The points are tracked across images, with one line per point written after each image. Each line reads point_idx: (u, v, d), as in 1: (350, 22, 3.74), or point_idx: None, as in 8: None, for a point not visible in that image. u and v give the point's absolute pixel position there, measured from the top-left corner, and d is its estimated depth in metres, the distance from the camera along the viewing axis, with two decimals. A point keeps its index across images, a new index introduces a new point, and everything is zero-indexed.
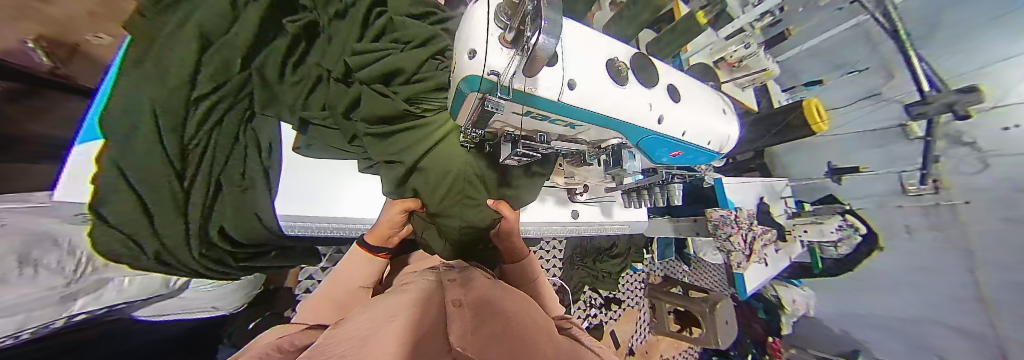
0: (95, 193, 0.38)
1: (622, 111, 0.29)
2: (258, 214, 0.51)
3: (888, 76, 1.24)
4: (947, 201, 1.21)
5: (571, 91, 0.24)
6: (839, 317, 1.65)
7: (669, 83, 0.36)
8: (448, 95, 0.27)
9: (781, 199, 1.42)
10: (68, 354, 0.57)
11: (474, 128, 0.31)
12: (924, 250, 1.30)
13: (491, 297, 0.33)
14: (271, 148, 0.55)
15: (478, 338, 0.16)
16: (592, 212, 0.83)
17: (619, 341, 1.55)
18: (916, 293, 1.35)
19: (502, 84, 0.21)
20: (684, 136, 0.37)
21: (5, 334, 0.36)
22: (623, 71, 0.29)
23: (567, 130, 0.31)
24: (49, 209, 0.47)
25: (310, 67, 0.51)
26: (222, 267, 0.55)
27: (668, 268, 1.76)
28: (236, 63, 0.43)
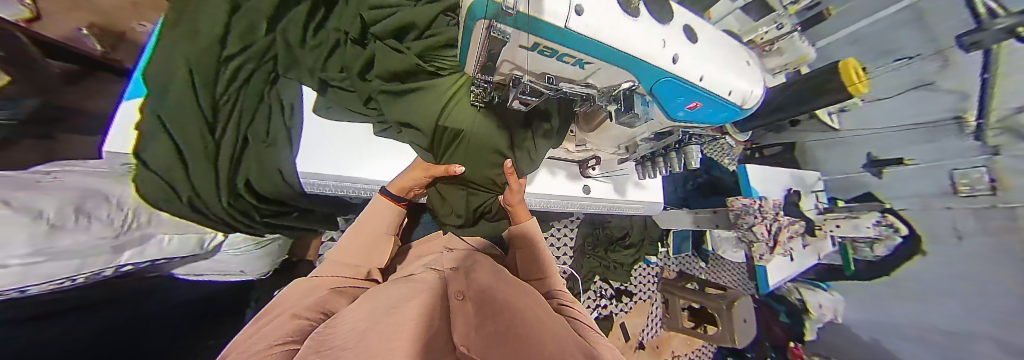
0: (141, 138, 0.44)
1: (635, 47, 0.26)
2: (281, 171, 0.53)
3: (944, 63, 1.06)
4: (1005, 203, 1.05)
5: (580, 18, 0.22)
6: (866, 325, 1.49)
7: (684, 24, 0.34)
8: (459, 25, 0.27)
9: (812, 192, 1.32)
10: (126, 301, 0.64)
11: (483, 73, 0.32)
12: (973, 256, 1.17)
13: (492, 286, 0.34)
14: (293, 107, 0.57)
15: (482, 338, 0.18)
16: (605, 188, 0.81)
17: (629, 334, 1.52)
18: (963, 303, 1.19)
19: (503, 5, 0.20)
20: (703, 82, 0.34)
21: (65, 276, 0.38)
22: (632, 2, 0.26)
23: (577, 71, 0.30)
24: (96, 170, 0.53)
25: (330, 31, 0.54)
26: (247, 220, 0.58)
27: (684, 264, 1.70)
28: (262, 25, 0.49)
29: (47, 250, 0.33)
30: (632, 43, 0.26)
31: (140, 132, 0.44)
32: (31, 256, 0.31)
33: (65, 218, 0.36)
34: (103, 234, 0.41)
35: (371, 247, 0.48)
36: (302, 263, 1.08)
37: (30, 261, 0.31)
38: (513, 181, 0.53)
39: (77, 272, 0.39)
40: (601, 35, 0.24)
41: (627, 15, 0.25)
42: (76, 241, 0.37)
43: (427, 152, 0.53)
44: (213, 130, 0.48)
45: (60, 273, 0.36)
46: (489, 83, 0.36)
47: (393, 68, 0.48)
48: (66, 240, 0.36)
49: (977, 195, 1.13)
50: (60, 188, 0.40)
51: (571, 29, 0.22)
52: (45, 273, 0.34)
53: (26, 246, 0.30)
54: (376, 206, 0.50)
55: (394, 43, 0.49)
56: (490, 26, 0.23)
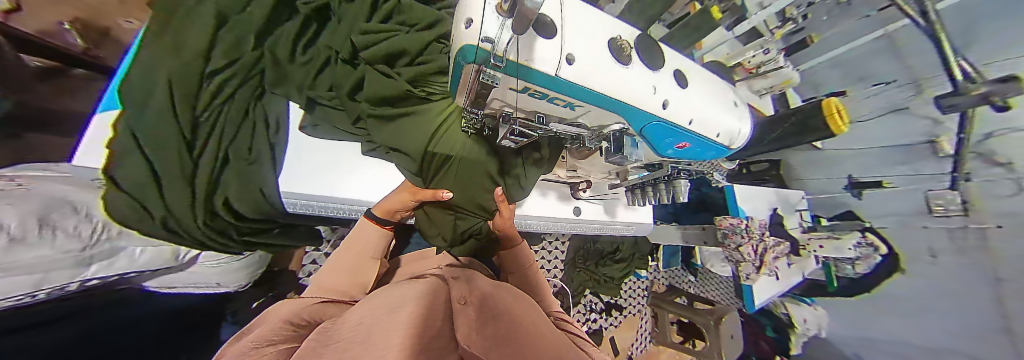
0: (112, 155, 0.43)
1: (625, 92, 0.27)
2: (263, 190, 0.52)
3: (916, 92, 1.08)
4: (977, 224, 1.03)
5: (570, 66, 0.23)
6: (853, 341, 1.45)
7: (675, 68, 0.35)
8: (448, 71, 0.26)
9: (796, 211, 1.36)
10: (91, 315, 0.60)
11: (473, 106, 0.30)
12: (947, 274, 1.13)
13: (491, 296, 0.36)
14: (279, 125, 0.56)
15: (483, 339, 0.19)
16: (595, 210, 0.82)
17: (619, 349, 1.50)
18: (939, 319, 1.17)
19: (496, 53, 0.20)
20: (691, 125, 0.35)
21: (22, 292, 0.35)
22: (626, 49, 0.28)
23: (568, 111, 0.31)
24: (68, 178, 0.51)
25: (320, 48, 0.53)
26: (225, 239, 0.56)
27: (673, 278, 1.74)
28: (248, 41, 0.49)
29: (0, 266, 0.30)
30: (619, 90, 0.26)
31: (110, 150, 0.42)
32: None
33: (27, 230, 0.33)
34: (68, 246, 0.39)
35: (358, 271, 0.47)
36: (284, 273, 1.04)
37: None
38: (506, 207, 0.52)
39: (36, 288, 0.36)
40: (591, 81, 0.24)
41: (616, 62, 0.26)
42: (39, 254, 0.34)
43: (416, 177, 0.52)
44: (192, 147, 0.47)
45: (14, 289, 0.34)
46: (479, 115, 0.35)
47: (382, 93, 0.47)
48: (25, 255, 0.33)
49: (950, 216, 1.10)
50: (27, 196, 0.38)
51: (561, 76, 0.22)
52: None
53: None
54: (362, 229, 0.50)
55: (385, 67, 0.48)
56: (479, 70, 0.22)
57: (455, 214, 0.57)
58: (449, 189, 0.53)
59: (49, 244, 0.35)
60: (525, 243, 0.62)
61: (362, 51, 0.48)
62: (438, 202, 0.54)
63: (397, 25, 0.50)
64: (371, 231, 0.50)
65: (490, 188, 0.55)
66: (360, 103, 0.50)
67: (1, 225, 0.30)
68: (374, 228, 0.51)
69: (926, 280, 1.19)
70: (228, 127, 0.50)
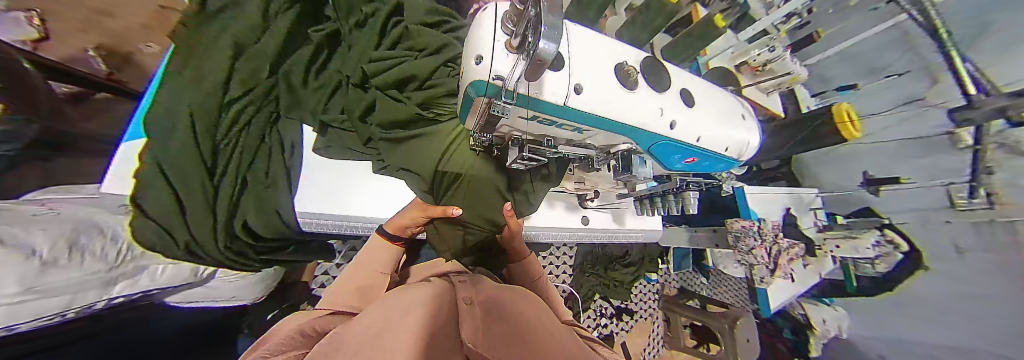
0: (138, 187, 0.44)
1: (633, 116, 0.28)
2: (278, 210, 0.54)
3: (933, 81, 1.03)
4: (1005, 218, 0.96)
5: (578, 96, 0.24)
6: (878, 342, 1.39)
7: (682, 87, 0.36)
8: (458, 100, 0.28)
9: (809, 210, 1.32)
10: (121, 329, 0.64)
11: (483, 131, 0.31)
12: (976, 274, 1.06)
13: (497, 295, 0.36)
14: (293, 147, 0.60)
15: (486, 338, 0.20)
16: (603, 218, 0.82)
17: (632, 354, 1.47)
18: (963, 320, 1.11)
19: (507, 89, 0.21)
20: (699, 142, 0.36)
21: (55, 312, 0.37)
22: (632, 75, 0.29)
23: (574, 134, 0.32)
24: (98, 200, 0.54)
25: (331, 75, 0.58)
26: (244, 260, 0.59)
27: (684, 280, 1.72)
28: (265, 69, 0.51)
29: (35, 288, 0.32)
30: (626, 114, 0.28)
31: (137, 179, 0.45)
32: (18, 295, 0.29)
33: (58, 253, 0.35)
34: (95, 267, 0.40)
35: (369, 284, 0.48)
36: (297, 285, 1.05)
37: (20, 300, 0.30)
38: (512, 220, 0.55)
39: (66, 309, 0.38)
40: (597, 108, 0.25)
41: (623, 88, 0.27)
42: (67, 276, 0.36)
43: (428, 195, 0.54)
44: (213, 174, 0.50)
45: (52, 309, 0.36)
46: (488, 137, 0.36)
47: (394, 118, 0.50)
48: (58, 276, 0.35)
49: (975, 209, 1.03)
50: (59, 221, 0.40)
51: (568, 105, 0.24)
52: (34, 309, 0.33)
53: (14, 285, 0.29)
54: (374, 246, 0.52)
55: (395, 92, 0.50)
56: (489, 103, 0.23)
57: (462, 228, 0.57)
58: (460, 206, 0.54)
59: (78, 266, 0.37)
60: (533, 255, 0.63)
61: (371, 77, 0.50)
62: (445, 218, 0.55)
63: (406, 49, 0.52)
64: (378, 251, 0.52)
65: (499, 204, 0.56)
66: (370, 126, 0.52)
67: (34, 249, 0.32)
68: (389, 243, 0.53)
69: (949, 277, 1.13)
70: (245, 152, 0.52)
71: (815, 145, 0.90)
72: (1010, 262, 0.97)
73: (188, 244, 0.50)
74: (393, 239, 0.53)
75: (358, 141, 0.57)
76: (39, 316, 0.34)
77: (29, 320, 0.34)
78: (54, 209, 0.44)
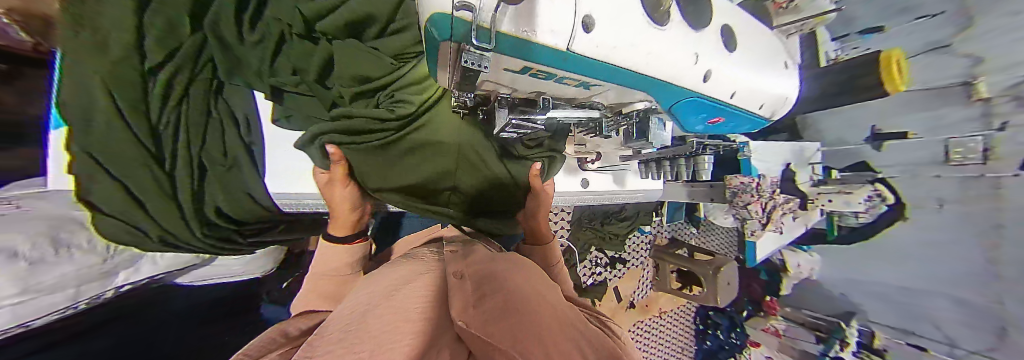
0: (78, 183, 0.42)
1: (659, 64, 0.22)
2: (250, 193, 0.56)
3: (962, 25, 1.01)
4: (993, 173, 1.01)
5: (587, 36, 0.17)
6: (843, 283, 1.47)
7: (722, 23, 0.29)
8: (421, 43, 0.20)
9: (808, 165, 1.26)
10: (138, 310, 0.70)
11: (461, 90, 0.25)
12: (952, 226, 1.14)
13: (491, 265, 0.34)
14: (249, 122, 0.55)
15: (481, 313, 0.19)
16: (604, 180, 0.79)
17: (621, 296, 1.62)
18: (922, 267, 1.24)
19: (480, 26, 0.14)
20: (732, 98, 0.30)
21: (67, 302, 0.49)
22: (665, 3, 0.21)
23: (579, 90, 0.26)
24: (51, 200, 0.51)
25: (269, 20, 0.43)
26: (233, 244, 0.61)
27: (676, 231, 1.73)
28: (184, 24, 0.41)
29: (33, 287, 0.42)
30: (648, 61, 0.21)
31: (72, 173, 0.41)
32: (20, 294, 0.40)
33: (43, 253, 0.43)
34: (88, 261, 0.50)
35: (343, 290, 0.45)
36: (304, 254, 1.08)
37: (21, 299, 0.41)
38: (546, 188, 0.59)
39: (75, 300, 0.50)
40: (615, 55, 0.19)
41: (652, 23, 0.20)
42: (60, 273, 0.45)
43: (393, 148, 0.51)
44: (161, 159, 0.47)
45: (58, 303, 0.47)
46: (471, 97, 0.31)
47: (366, 72, 0.45)
48: (50, 274, 0.44)
49: (965, 164, 1.07)
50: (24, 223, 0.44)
51: (572, 50, 0.17)
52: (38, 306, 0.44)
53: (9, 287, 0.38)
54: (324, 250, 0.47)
55: (353, 42, 0.43)
56: (459, 50, 0.16)
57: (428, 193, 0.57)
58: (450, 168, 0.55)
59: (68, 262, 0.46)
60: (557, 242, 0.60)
61: (315, 23, 0.41)
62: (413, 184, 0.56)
63: None
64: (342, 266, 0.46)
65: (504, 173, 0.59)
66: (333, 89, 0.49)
67: (20, 252, 0.40)
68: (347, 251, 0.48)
69: (923, 227, 1.21)
70: (194, 135, 0.48)
71: (844, 98, 0.84)
72: (983, 213, 1.06)
73: (160, 235, 0.50)
74: (348, 239, 0.48)
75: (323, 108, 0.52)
76: (51, 308, 0.46)
77: (43, 314, 0.46)
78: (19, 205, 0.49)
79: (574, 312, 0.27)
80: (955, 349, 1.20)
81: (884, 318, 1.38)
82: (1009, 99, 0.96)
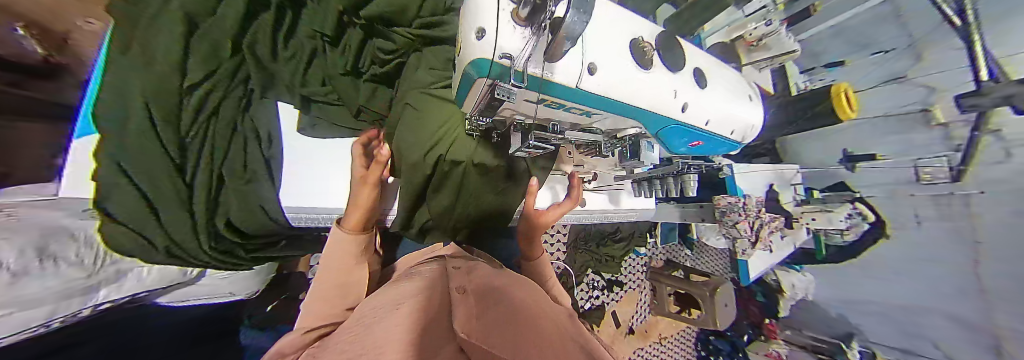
0: (97, 191, 0.41)
1: (646, 98, 0.27)
2: (263, 206, 0.54)
3: (916, 60, 1.16)
4: (961, 191, 1.10)
5: (592, 77, 0.22)
6: (841, 304, 1.51)
7: (695, 67, 0.35)
8: (454, 80, 0.24)
9: (790, 186, 1.34)
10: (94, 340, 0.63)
11: (481, 115, 0.29)
12: (934, 242, 1.19)
13: (494, 282, 0.36)
14: (271, 137, 0.57)
15: (481, 323, 0.20)
16: (600, 199, 0.83)
17: (620, 321, 1.58)
18: (913, 281, 1.26)
19: (514, 69, 0.19)
20: (708, 125, 0.36)
21: (39, 321, 0.45)
22: (649, 52, 0.27)
23: (581, 118, 0.30)
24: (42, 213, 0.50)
25: (305, 40, 0.52)
26: (234, 258, 0.60)
27: (670, 252, 1.75)
28: (226, 47, 0.47)
29: (9, 302, 0.38)
30: (639, 96, 0.26)
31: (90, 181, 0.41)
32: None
33: (26, 264, 0.41)
34: (73, 275, 0.48)
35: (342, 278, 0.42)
36: (294, 275, 1.04)
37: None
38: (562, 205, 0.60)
39: (52, 317, 0.47)
40: (611, 91, 0.24)
41: (639, 67, 0.26)
42: (43, 285, 0.43)
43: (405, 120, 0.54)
44: (182, 169, 0.48)
45: (34, 319, 0.44)
46: (486, 122, 0.35)
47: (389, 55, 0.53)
48: (32, 287, 0.41)
49: (936, 183, 1.16)
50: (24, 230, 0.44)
51: (581, 87, 0.22)
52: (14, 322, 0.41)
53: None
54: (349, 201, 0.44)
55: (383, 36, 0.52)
56: (492, 85, 0.20)
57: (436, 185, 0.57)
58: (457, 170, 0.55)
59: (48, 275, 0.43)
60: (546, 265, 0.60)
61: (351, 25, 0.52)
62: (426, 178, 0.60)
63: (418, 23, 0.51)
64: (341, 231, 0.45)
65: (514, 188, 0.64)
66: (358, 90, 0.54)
67: (5, 263, 0.37)
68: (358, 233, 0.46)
69: (908, 244, 1.26)
70: (217, 146, 0.51)
71: (809, 125, 0.94)
72: (963, 230, 1.11)
73: (167, 246, 0.49)
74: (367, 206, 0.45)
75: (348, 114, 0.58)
76: (26, 325, 0.43)
77: (13, 331, 0.42)
78: (17, 214, 0.48)
79: (577, 329, 0.28)
80: None
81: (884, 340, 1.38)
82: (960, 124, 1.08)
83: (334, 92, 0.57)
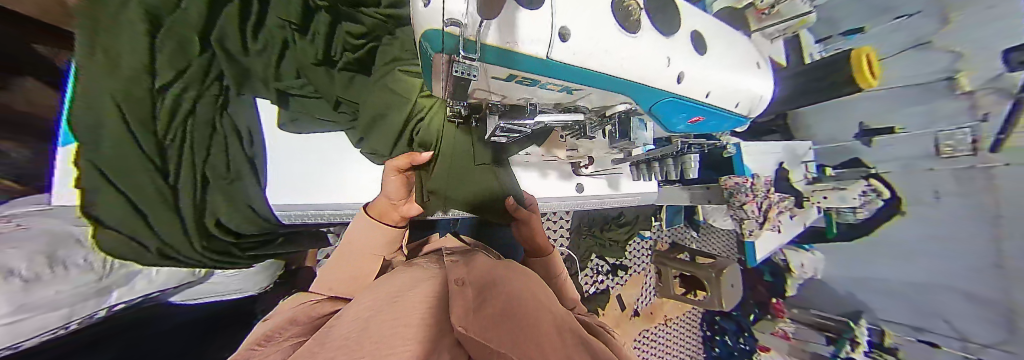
0: (83, 196, 0.42)
1: (635, 68, 0.24)
2: (252, 206, 0.56)
3: (943, 22, 1.07)
4: (986, 163, 1.04)
5: (564, 44, 0.19)
6: (843, 279, 1.47)
7: (692, 30, 0.31)
8: (417, 57, 0.22)
9: (802, 164, 1.28)
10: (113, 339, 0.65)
11: (454, 99, 0.27)
12: (950, 218, 1.16)
13: (489, 273, 0.34)
14: (251, 134, 0.56)
15: (480, 319, 0.18)
16: (598, 185, 0.81)
17: (624, 304, 1.59)
18: (931, 259, 1.22)
19: (465, 39, 0.16)
20: (708, 97, 0.32)
21: (59, 323, 0.47)
22: (633, 13, 0.24)
23: (564, 94, 0.28)
24: (43, 221, 0.50)
25: (271, 28, 0.48)
26: (231, 257, 0.61)
27: (675, 235, 1.72)
28: (194, 43, 0.44)
29: (28, 306, 0.39)
30: (626, 67, 0.23)
31: (79, 186, 0.42)
32: (14, 314, 0.38)
33: (37, 272, 0.41)
34: (84, 279, 0.48)
35: (362, 269, 0.44)
36: (301, 269, 1.07)
37: (17, 319, 0.38)
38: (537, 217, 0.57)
39: (68, 319, 0.48)
40: (591, 62, 0.21)
41: (623, 31, 0.22)
42: (56, 290, 0.44)
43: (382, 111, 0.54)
44: (165, 173, 0.48)
45: (50, 323, 0.45)
46: (465, 105, 0.33)
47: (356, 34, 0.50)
48: (43, 292, 0.42)
49: (957, 156, 1.10)
50: (27, 237, 0.45)
51: (553, 58, 0.19)
52: (36, 326, 0.42)
53: (8, 306, 0.36)
54: (359, 235, 0.45)
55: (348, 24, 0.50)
56: (449, 60, 0.19)
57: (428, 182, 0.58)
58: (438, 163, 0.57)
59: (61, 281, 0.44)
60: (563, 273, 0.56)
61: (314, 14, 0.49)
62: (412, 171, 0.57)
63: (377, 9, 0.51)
64: (366, 215, 0.46)
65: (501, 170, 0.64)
66: (331, 84, 0.52)
67: (17, 271, 0.38)
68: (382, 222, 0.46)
69: (922, 221, 1.22)
70: (197, 149, 0.50)
71: (824, 97, 0.87)
72: (983, 206, 1.06)
73: (161, 249, 0.50)
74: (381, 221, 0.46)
75: (327, 106, 0.56)
76: (43, 329, 0.44)
77: (34, 334, 0.43)
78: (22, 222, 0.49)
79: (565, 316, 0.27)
80: (966, 343, 1.19)
81: (893, 317, 1.36)
82: (992, 91, 1.01)
83: (310, 85, 0.54)
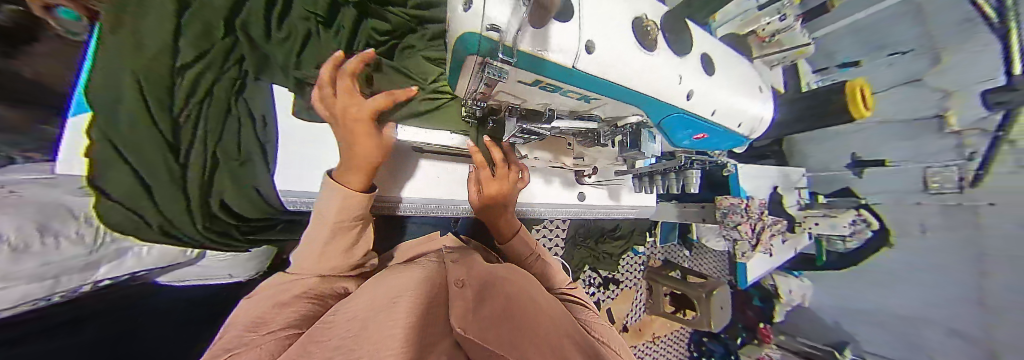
0: (91, 167, 0.40)
1: (649, 83, 0.25)
2: (257, 188, 0.57)
3: (934, 61, 1.11)
4: (971, 202, 1.09)
5: (589, 56, 0.21)
6: (837, 311, 1.49)
7: (703, 52, 0.33)
8: (446, 60, 0.24)
9: (795, 189, 1.31)
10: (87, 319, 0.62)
11: (473, 95, 0.29)
12: (935, 252, 1.19)
13: (493, 274, 0.34)
14: (265, 119, 0.55)
15: (477, 320, 0.19)
16: (599, 194, 0.82)
17: (615, 318, 1.57)
18: (917, 291, 1.24)
19: (503, 44, 0.18)
20: (713, 116, 0.34)
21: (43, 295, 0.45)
22: (651, 32, 0.26)
23: (580, 102, 0.29)
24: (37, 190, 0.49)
25: (297, 21, 0.51)
26: (229, 238, 0.62)
27: (669, 253, 1.73)
28: (219, 26, 0.45)
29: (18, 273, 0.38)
30: (641, 80, 0.25)
31: (86, 157, 0.40)
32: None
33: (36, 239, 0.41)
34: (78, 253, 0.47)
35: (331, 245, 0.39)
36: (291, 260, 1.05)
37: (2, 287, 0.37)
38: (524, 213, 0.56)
39: (51, 292, 0.46)
40: (609, 71, 0.22)
41: (642, 48, 0.24)
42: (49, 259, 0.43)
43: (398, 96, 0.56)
44: (177, 151, 0.47)
45: (33, 294, 0.43)
46: (481, 106, 0.35)
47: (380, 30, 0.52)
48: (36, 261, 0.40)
49: (944, 193, 1.14)
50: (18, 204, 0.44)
51: (577, 67, 0.21)
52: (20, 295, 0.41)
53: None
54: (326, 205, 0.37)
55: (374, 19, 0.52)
56: (483, 62, 0.20)
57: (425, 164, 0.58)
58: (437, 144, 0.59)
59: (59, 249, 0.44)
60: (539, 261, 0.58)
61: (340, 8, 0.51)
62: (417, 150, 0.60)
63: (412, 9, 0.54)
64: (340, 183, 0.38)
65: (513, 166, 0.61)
66: None
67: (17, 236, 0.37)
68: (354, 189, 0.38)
69: (910, 254, 1.25)
70: (211, 129, 0.49)
71: (819, 125, 0.91)
72: (964, 241, 1.11)
73: (162, 226, 0.50)
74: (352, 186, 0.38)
75: None
76: (25, 299, 0.42)
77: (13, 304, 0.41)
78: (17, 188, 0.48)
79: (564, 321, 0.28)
80: None
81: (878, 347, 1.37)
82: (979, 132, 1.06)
83: None
